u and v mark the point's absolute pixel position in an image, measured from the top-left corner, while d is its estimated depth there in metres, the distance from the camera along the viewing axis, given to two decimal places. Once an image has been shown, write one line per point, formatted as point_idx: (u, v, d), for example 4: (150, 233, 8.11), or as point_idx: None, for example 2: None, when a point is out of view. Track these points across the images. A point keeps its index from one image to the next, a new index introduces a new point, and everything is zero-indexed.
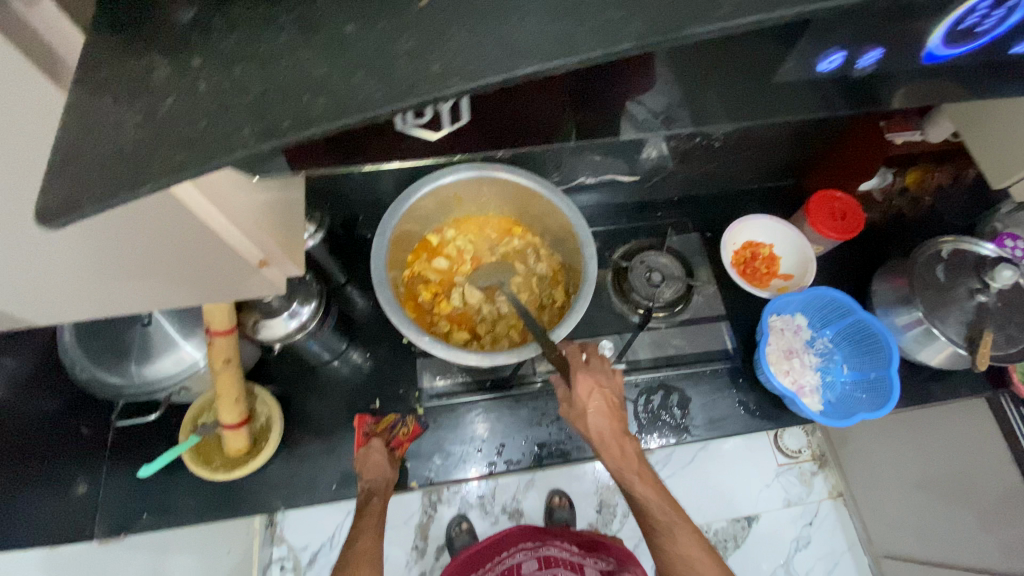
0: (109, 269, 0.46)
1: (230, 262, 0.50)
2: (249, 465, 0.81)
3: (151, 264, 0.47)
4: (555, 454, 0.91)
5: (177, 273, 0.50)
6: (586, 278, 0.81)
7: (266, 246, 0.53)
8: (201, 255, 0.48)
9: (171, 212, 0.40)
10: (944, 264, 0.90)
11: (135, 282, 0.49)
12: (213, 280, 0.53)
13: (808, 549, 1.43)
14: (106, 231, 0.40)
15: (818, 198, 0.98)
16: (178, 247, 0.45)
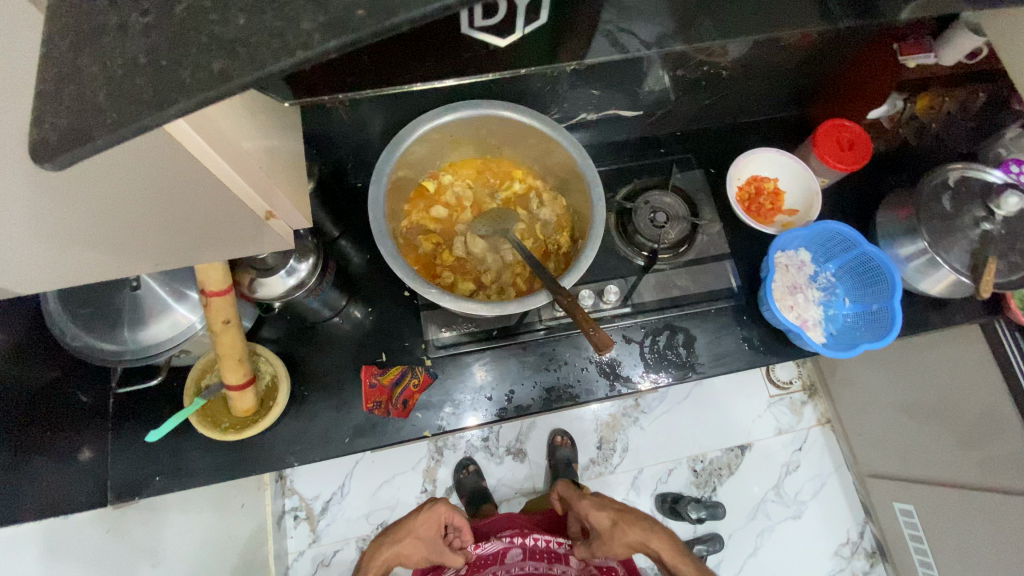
0: (101, 225, 0.42)
1: (232, 210, 0.46)
2: (261, 423, 0.81)
3: (146, 216, 0.43)
4: (563, 398, 0.92)
5: (175, 228, 0.46)
6: (594, 220, 0.78)
7: (268, 195, 0.48)
8: (201, 205, 0.44)
9: (163, 148, 0.36)
10: (951, 193, 0.89)
11: (129, 239, 0.45)
12: (217, 234, 0.49)
13: (798, 473, 1.50)
14: (94, 177, 0.37)
15: (826, 128, 0.95)
16: (175, 195, 0.41)
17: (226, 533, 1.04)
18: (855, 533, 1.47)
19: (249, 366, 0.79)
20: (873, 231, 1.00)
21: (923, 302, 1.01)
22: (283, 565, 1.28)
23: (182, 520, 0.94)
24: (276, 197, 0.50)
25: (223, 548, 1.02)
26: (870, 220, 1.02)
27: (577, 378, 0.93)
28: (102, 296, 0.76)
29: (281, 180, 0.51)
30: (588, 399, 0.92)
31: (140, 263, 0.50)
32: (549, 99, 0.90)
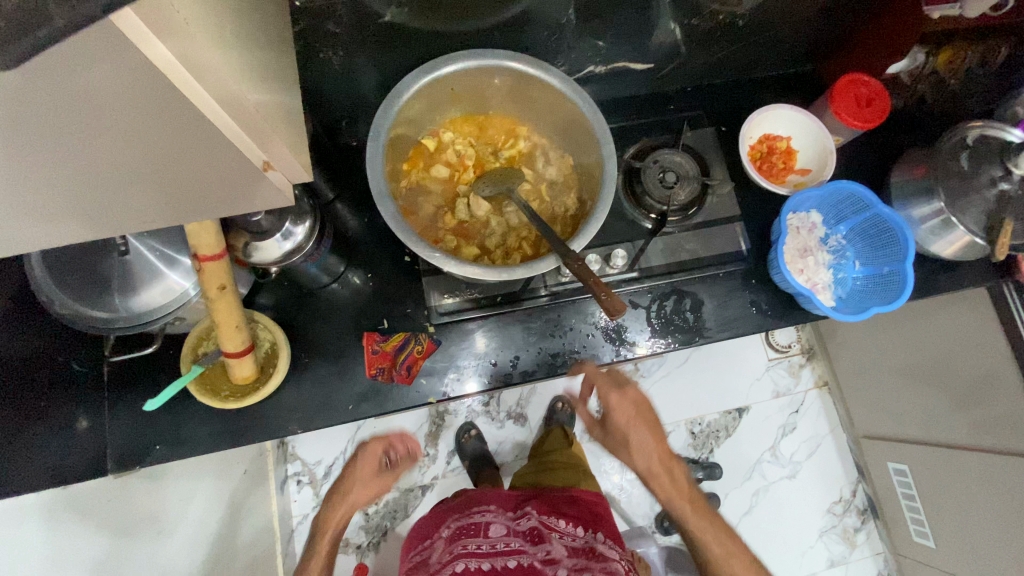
0: (86, 179, 0.38)
1: (225, 158, 0.41)
2: (262, 390, 0.79)
3: (127, 162, 0.37)
4: (568, 363, 0.91)
5: (164, 181, 0.41)
6: (604, 181, 0.75)
7: (263, 140, 0.43)
8: (190, 153, 0.39)
9: (143, 82, 0.31)
10: (968, 152, 0.85)
11: (114, 192, 0.40)
12: (211, 187, 0.44)
13: (794, 434, 1.52)
14: (68, 120, 0.32)
15: (844, 83, 0.91)
16: (161, 141, 0.37)
17: (230, 499, 1.05)
18: (847, 492, 1.50)
19: (247, 333, 0.76)
20: (887, 192, 0.97)
21: (932, 265, 1.00)
22: (288, 528, 1.30)
23: (185, 488, 0.94)
24: (273, 145, 0.45)
25: (227, 513, 1.03)
26: (884, 181, 0.99)
27: (582, 343, 0.91)
28: (89, 261, 0.72)
29: (279, 130, 0.47)
30: (593, 365, 0.91)
31: (130, 224, 0.45)
32: (554, 50, 0.85)
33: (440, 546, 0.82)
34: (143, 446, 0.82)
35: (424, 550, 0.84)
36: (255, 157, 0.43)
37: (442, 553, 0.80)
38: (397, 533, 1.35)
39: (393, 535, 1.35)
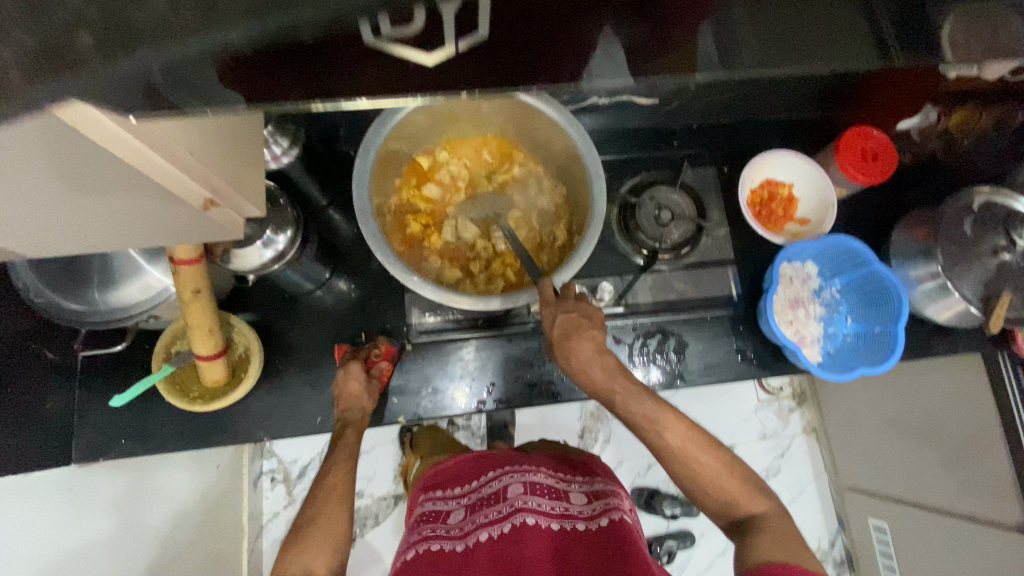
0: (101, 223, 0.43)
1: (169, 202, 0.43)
2: (229, 397, 0.78)
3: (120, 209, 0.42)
4: (545, 394, 0.90)
5: (122, 217, 0.43)
6: (591, 220, 0.74)
7: (211, 182, 0.43)
8: (137, 200, 0.41)
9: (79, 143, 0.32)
10: (973, 218, 0.83)
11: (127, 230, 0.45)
12: (159, 221, 0.45)
13: (777, 478, 1.49)
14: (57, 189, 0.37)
15: (851, 135, 0.89)
16: (97, 188, 0.38)
17: (201, 494, 1.04)
18: (826, 543, 1.47)
19: (221, 337, 0.76)
20: (886, 249, 0.95)
21: (928, 327, 0.97)
22: (256, 525, 1.27)
23: (154, 480, 0.94)
24: (225, 186, 0.45)
25: (198, 509, 1.02)
26: (885, 238, 0.97)
27: (561, 374, 0.90)
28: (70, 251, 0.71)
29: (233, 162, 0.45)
30: (571, 397, 0.90)
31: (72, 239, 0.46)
32: None
33: (459, 514, 0.77)
34: (110, 438, 0.83)
35: (439, 510, 0.79)
36: (197, 196, 0.43)
37: (461, 520, 0.75)
38: (366, 540, 1.34)
39: (362, 542, 1.34)
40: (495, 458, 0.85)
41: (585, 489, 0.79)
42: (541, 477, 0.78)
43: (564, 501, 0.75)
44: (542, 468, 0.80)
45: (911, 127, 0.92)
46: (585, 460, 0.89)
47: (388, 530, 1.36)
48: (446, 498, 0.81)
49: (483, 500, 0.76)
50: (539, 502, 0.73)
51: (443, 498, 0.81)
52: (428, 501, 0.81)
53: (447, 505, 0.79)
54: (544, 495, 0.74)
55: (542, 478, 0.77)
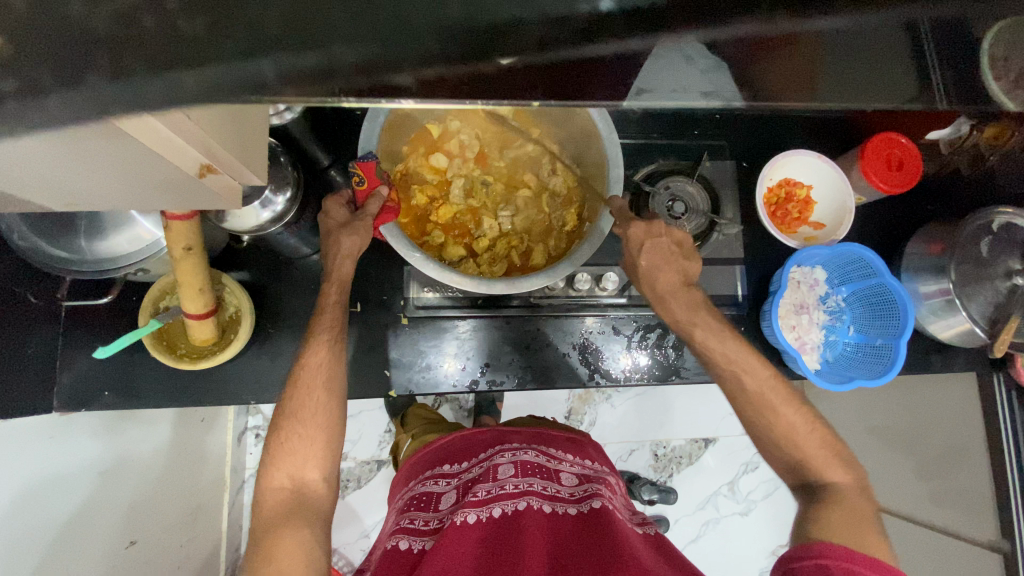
0: (108, 194, 0.40)
1: (145, 167, 0.36)
2: (216, 358, 0.76)
3: (110, 190, 0.40)
4: (538, 378, 0.89)
5: (123, 192, 0.40)
6: (599, 222, 0.71)
7: (217, 158, 0.38)
8: (112, 191, 0.40)
9: (109, 169, 0.35)
10: (992, 238, 0.81)
11: (121, 192, 0.40)
12: (165, 190, 0.42)
13: (754, 473, 1.51)
14: (88, 188, 0.39)
15: (879, 141, 0.86)
16: (95, 185, 0.39)
17: (189, 449, 1.04)
18: None
19: (212, 296, 0.73)
20: (897, 261, 0.93)
21: (929, 342, 0.97)
22: (239, 479, 1.26)
23: (134, 433, 0.92)
24: (223, 156, 0.39)
25: (184, 462, 1.02)
26: (897, 249, 0.95)
27: (558, 360, 0.89)
28: None
29: (250, 136, 0.41)
30: (565, 383, 0.89)
31: (76, 190, 0.39)
32: None
33: (451, 496, 0.76)
34: (92, 389, 0.82)
35: (430, 492, 0.78)
36: (197, 166, 0.38)
37: (453, 502, 0.74)
38: (346, 502, 1.35)
39: (342, 503, 1.35)
40: (484, 437, 0.85)
41: (574, 471, 0.79)
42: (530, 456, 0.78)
43: (555, 483, 0.75)
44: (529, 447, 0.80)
45: (941, 138, 0.90)
46: (573, 436, 0.90)
47: (369, 492, 1.36)
48: (436, 479, 0.80)
49: (474, 480, 0.75)
50: (530, 483, 0.72)
51: (434, 479, 0.80)
52: (416, 485, 0.81)
53: (438, 486, 0.78)
54: (535, 475, 0.74)
55: (531, 457, 0.78)
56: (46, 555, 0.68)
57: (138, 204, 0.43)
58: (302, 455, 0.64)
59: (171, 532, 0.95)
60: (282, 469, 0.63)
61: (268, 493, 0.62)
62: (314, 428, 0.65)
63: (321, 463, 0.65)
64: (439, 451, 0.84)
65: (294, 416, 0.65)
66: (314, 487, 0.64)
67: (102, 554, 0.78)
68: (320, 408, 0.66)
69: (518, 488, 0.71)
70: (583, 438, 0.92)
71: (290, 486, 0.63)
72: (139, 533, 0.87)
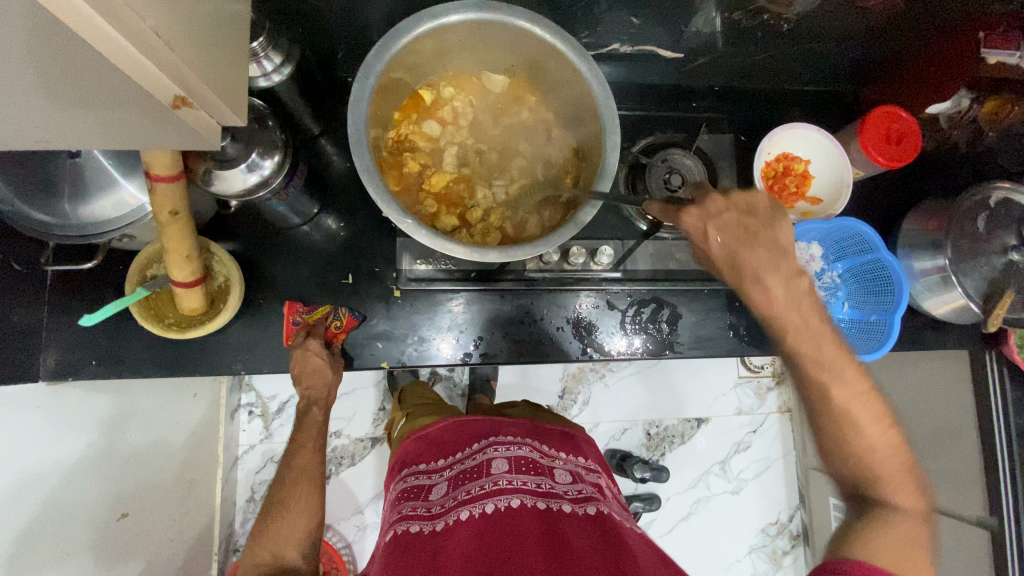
0: (78, 129, 0.36)
1: (110, 86, 0.33)
2: (206, 326, 0.75)
3: (83, 124, 0.36)
4: (532, 351, 0.88)
5: (95, 125, 0.37)
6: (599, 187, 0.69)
7: (183, 77, 0.36)
8: (81, 126, 0.36)
9: (74, 85, 0.32)
10: (988, 213, 0.80)
11: (92, 127, 0.37)
12: (143, 123, 0.38)
13: (747, 453, 1.53)
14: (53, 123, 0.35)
15: (876, 114, 0.85)
16: (60, 116, 0.34)
17: (182, 422, 1.04)
18: (784, 516, 1.53)
19: (200, 264, 0.72)
20: (894, 238, 0.93)
21: (922, 320, 0.97)
22: (232, 455, 1.26)
23: (128, 403, 0.92)
24: (192, 78, 0.38)
25: (176, 435, 1.02)
26: (893, 225, 0.94)
27: (552, 334, 0.89)
28: (35, 161, 0.64)
29: (213, 57, 0.40)
30: (559, 357, 0.89)
31: (35, 136, 0.35)
32: (579, 18, 0.83)
33: (441, 488, 0.76)
34: (82, 358, 0.81)
35: (422, 485, 0.78)
36: (171, 97, 0.37)
37: (445, 495, 0.74)
38: (340, 479, 1.35)
39: (336, 480, 1.35)
40: (477, 428, 0.83)
41: (567, 469, 0.78)
42: (525, 453, 0.77)
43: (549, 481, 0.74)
44: (524, 443, 0.80)
45: (940, 112, 0.88)
46: (566, 434, 0.90)
47: (363, 470, 1.37)
48: (429, 473, 0.80)
49: (466, 475, 0.75)
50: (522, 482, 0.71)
51: (427, 472, 0.80)
52: (410, 476, 0.81)
53: (430, 478, 0.79)
54: (529, 471, 0.73)
55: (525, 452, 0.77)
56: (36, 524, 0.68)
57: (112, 142, 0.40)
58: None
59: (161, 504, 0.95)
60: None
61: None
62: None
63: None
64: (434, 437, 0.84)
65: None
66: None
67: (91, 524, 0.78)
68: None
69: (511, 485, 0.70)
70: (576, 433, 0.92)
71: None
72: (130, 506, 0.87)
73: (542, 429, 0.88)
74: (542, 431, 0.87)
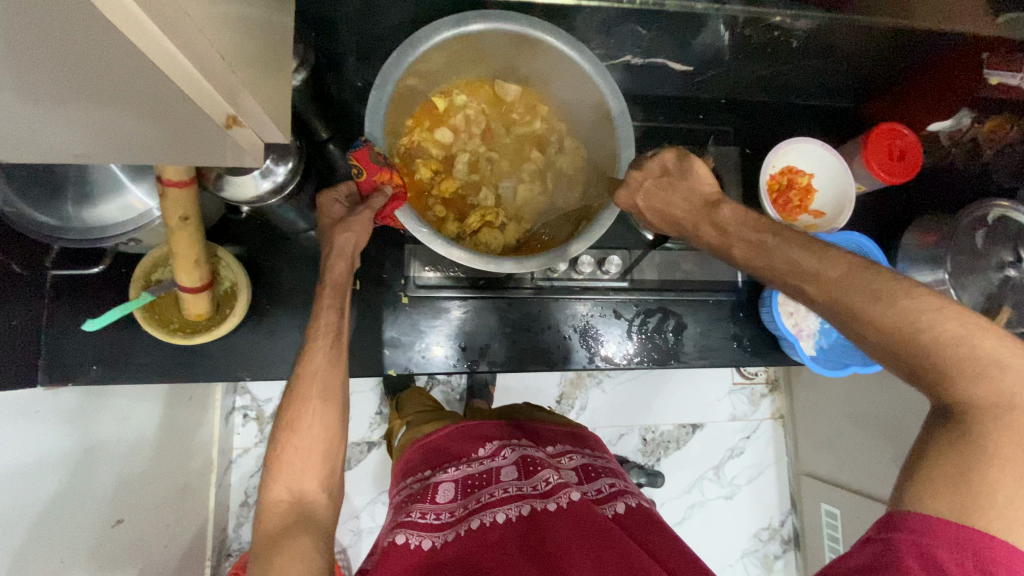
0: (116, 143, 0.35)
1: (163, 102, 0.31)
2: (212, 332, 0.74)
3: (124, 138, 0.34)
4: (538, 359, 0.89)
5: (135, 140, 0.35)
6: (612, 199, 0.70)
7: (235, 90, 0.36)
8: (122, 140, 0.35)
9: (126, 101, 0.30)
10: (986, 230, 0.82)
11: (132, 143, 0.35)
12: (184, 139, 0.37)
13: (741, 458, 1.55)
14: (95, 137, 0.33)
15: (880, 131, 0.87)
16: (103, 132, 0.33)
17: (178, 427, 1.02)
18: (777, 521, 1.55)
19: (208, 270, 0.71)
20: (894, 252, 0.94)
21: None
22: (226, 459, 1.24)
23: (123, 408, 0.90)
24: (246, 91, 0.37)
25: (173, 440, 1.00)
26: (892, 239, 0.96)
27: (559, 343, 0.89)
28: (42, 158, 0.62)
29: (259, 67, 0.40)
30: (565, 366, 0.89)
31: (73, 148, 0.34)
32: (593, 28, 0.84)
33: (447, 489, 0.75)
34: (80, 363, 0.79)
35: (426, 487, 0.76)
36: (223, 116, 0.36)
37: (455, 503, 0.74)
38: None
39: None
40: (483, 432, 0.84)
41: (574, 467, 0.79)
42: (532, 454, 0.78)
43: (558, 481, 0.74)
44: (529, 446, 0.81)
45: (941, 130, 0.90)
46: (572, 433, 0.91)
47: (359, 474, 1.36)
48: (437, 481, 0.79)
49: (474, 482, 0.75)
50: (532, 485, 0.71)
51: (432, 473, 0.79)
52: (415, 483, 0.79)
53: None
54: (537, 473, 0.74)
55: (530, 453, 0.78)
56: (33, 532, 0.66)
57: (146, 157, 0.38)
58: (301, 467, 0.58)
59: (157, 510, 0.94)
60: (282, 480, 0.58)
61: (268, 508, 0.57)
62: (313, 442, 0.60)
63: (320, 474, 0.59)
64: (440, 444, 0.84)
65: (291, 429, 0.60)
66: (315, 498, 0.58)
67: (89, 533, 0.77)
68: (319, 418, 0.60)
69: (520, 491, 0.70)
70: (580, 430, 0.93)
71: (290, 500, 0.57)
72: (126, 512, 0.85)
73: (544, 430, 0.89)
74: (542, 432, 0.89)
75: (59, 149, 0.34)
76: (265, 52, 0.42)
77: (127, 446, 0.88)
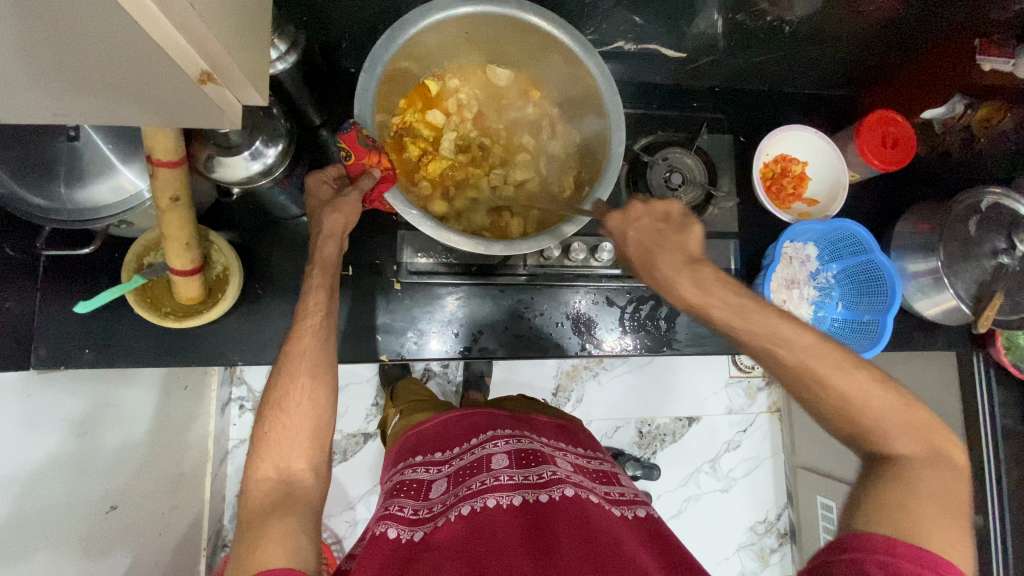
0: (91, 101, 0.35)
1: (139, 59, 0.32)
2: (204, 315, 0.74)
3: (98, 96, 0.34)
4: (531, 347, 0.89)
5: (110, 98, 0.35)
6: (602, 182, 0.70)
7: (214, 54, 0.36)
8: (97, 98, 0.34)
9: (99, 55, 0.30)
10: (979, 217, 0.82)
11: (108, 101, 0.35)
12: (161, 100, 0.37)
13: (736, 452, 1.55)
14: (69, 95, 0.33)
15: (875, 118, 0.86)
16: (77, 89, 0.33)
17: (171, 415, 1.02)
18: (772, 514, 1.55)
19: (198, 252, 0.71)
20: (887, 240, 0.95)
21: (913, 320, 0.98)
22: (222, 449, 1.25)
23: (118, 394, 0.90)
24: (225, 56, 0.37)
25: (166, 428, 1.00)
26: (886, 228, 0.96)
27: (551, 330, 0.89)
28: (33, 142, 0.63)
29: (241, 37, 0.40)
30: (558, 353, 0.89)
31: (49, 108, 0.34)
32: (586, 14, 0.84)
33: (441, 485, 0.75)
34: (72, 346, 0.80)
35: (418, 480, 0.76)
36: (198, 71, 0.36)
37: (444, 492, 0.73)
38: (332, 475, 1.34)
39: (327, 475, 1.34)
40: (477, 423, 0.84)
41: (568, 459, 0.78)
42: (524, 444, 0.77)
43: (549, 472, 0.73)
44: (521, 434, 0.80)
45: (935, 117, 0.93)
46: (564, 425, 0.91)
47: (355, 465, 1.36)
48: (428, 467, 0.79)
49: (465, 471, 0.74)
50: (524, 475, 0.71)
51: (424, 464, 0.79)
52: (406, 470, 0.80)
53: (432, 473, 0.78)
54: (529, 465, 0.73)
55: (523, 443, 0.77)
56: (27, 514, 0.67)
57: (123, 119, 0.38)
58: (291, 443, 0.59)
59: (150, 497, 0.93)
60: (274, 456, 0.58)
61: (255, 485, 0.57)
62: (302, 419, 0.60)
63: (310, 452, 0.60)
64: (433, 434, 0.84)
65: (281, 407, 0.60)
66: (301, 477, 0.59)
67: (81, 518, 0.77)
68: (306, 396, 0.60)
69: (512, 480, 0.70)
70: (572, 424, 0.94)
71: (281, 476, 0.58)
72: (119, 499, 0.85)
73: (537, 420, 0.89)
74: (538, 424, 0.88)
75: (33, 108, 0.34)
76: (247, 21, 0.42)
77: (121, 433, 0.88)
